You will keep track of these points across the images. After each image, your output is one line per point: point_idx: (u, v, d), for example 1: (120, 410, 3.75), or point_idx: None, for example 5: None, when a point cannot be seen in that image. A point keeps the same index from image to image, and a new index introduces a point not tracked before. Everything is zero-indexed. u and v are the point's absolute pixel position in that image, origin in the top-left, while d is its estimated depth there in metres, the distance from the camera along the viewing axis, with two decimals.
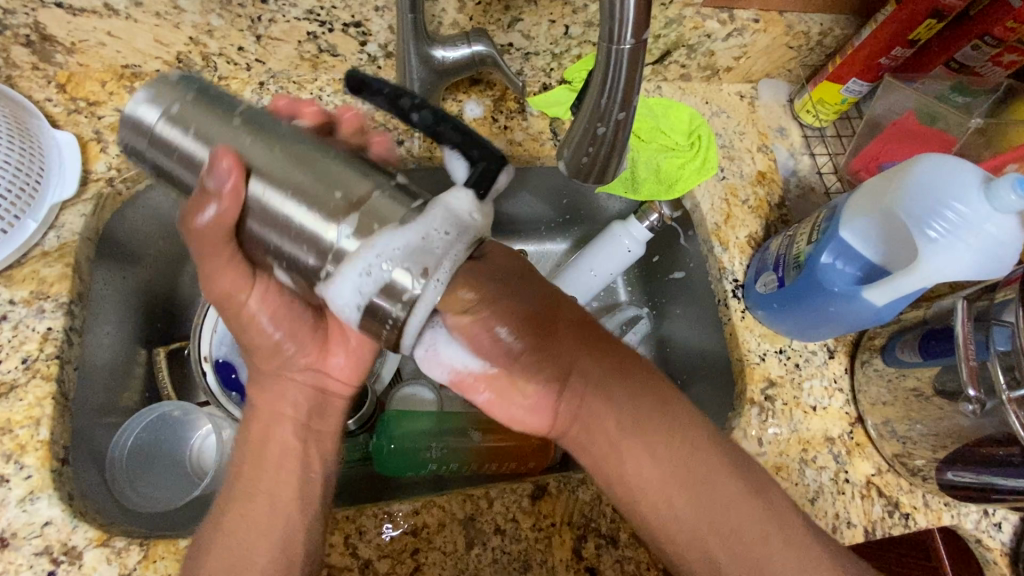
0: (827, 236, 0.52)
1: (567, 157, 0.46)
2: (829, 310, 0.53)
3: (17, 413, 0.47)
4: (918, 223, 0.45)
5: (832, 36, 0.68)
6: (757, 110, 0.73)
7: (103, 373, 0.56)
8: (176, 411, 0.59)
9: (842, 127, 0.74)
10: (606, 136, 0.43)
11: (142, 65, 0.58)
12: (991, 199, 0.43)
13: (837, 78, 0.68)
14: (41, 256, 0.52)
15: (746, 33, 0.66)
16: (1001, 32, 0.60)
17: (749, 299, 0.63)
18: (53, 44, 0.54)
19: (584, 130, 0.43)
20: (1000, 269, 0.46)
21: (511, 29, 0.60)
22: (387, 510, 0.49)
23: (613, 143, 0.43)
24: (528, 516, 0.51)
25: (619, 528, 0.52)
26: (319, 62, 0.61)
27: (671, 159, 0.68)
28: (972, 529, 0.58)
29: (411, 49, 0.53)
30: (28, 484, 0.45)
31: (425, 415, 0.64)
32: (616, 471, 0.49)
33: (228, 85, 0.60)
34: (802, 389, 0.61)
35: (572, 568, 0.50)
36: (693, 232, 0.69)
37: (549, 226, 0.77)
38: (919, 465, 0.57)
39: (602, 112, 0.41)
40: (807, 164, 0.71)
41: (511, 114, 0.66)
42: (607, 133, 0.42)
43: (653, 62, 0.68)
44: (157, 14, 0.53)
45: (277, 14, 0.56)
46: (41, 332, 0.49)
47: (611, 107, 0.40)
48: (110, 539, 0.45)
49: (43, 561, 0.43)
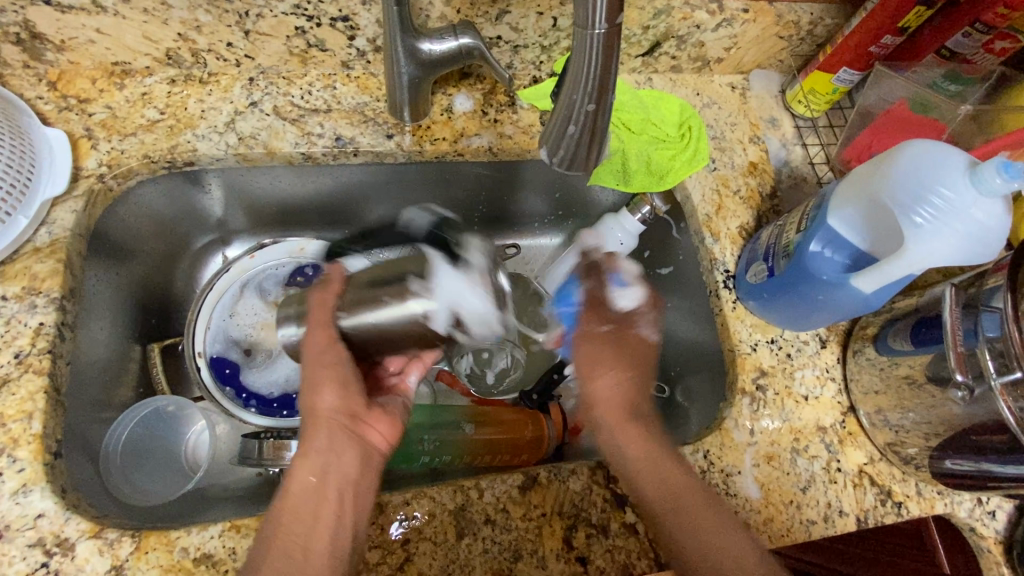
0: (816, 224, 0.52)
1: (544, 153, 0.46)
2: (817, 298, 0.53)
3: (10, 407, 0.47)
4: (904, 208, 0.45)
5: (822, 25, 0.68)
6: (749, 101, 0.73)
7: (98, 369, 0.57)
8: (170, 406, 0.62)
9: (834, 118, 0.73)
10: (579, 134, 0.42)
11: (132, 62, 0.58)
12: (976, 183, 0.43)
13: (828, 68, 0.67)
14: (33, 252, 0.52)
15: (735, 23, 0.66)
16: (992, 19, 0.59)
17: (740, 289, 0.62)
18: (43, 41, 0.54)
19: (557, 127, 0.43)
20: (988, 254, 0.45)
21: (499, 21, 0.60)
22: (378, 500, 0.50)
23: (592, 136, 0.42)
24: (519, 506, 0.51)
25: (609, 518, 0.52)
26: (308, 57, 0.61)
27: (661, 151, 0.68)
28: (966, 518, 0.58)
29: (398, 43, 0.53)
30: (21, 477, 0.46)
31: (416, 408, 0.64)
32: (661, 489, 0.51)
33: (217, 81, 0.61)
34: (794, 378, 0.61)
35: (562, 558, 0.50)
36: (685, 223, 0.69)
37: (542, 222, 0.79)
38: (911, 453, 0.57)
39: (572, 106, 0.40)
40: (799, 155, 0.71)
41: (501, 107, 0.66)
42: (579, 129, 0.42)
43: (643, 54, 0.68)
44: (144, 10, 0.53)
45: (265, 9, 0.55)
46: (33, 328, 0.50)
47: (580, 99, 0.40)
48: (103, 530, 0.45)
49: (36, 552, 0.44)
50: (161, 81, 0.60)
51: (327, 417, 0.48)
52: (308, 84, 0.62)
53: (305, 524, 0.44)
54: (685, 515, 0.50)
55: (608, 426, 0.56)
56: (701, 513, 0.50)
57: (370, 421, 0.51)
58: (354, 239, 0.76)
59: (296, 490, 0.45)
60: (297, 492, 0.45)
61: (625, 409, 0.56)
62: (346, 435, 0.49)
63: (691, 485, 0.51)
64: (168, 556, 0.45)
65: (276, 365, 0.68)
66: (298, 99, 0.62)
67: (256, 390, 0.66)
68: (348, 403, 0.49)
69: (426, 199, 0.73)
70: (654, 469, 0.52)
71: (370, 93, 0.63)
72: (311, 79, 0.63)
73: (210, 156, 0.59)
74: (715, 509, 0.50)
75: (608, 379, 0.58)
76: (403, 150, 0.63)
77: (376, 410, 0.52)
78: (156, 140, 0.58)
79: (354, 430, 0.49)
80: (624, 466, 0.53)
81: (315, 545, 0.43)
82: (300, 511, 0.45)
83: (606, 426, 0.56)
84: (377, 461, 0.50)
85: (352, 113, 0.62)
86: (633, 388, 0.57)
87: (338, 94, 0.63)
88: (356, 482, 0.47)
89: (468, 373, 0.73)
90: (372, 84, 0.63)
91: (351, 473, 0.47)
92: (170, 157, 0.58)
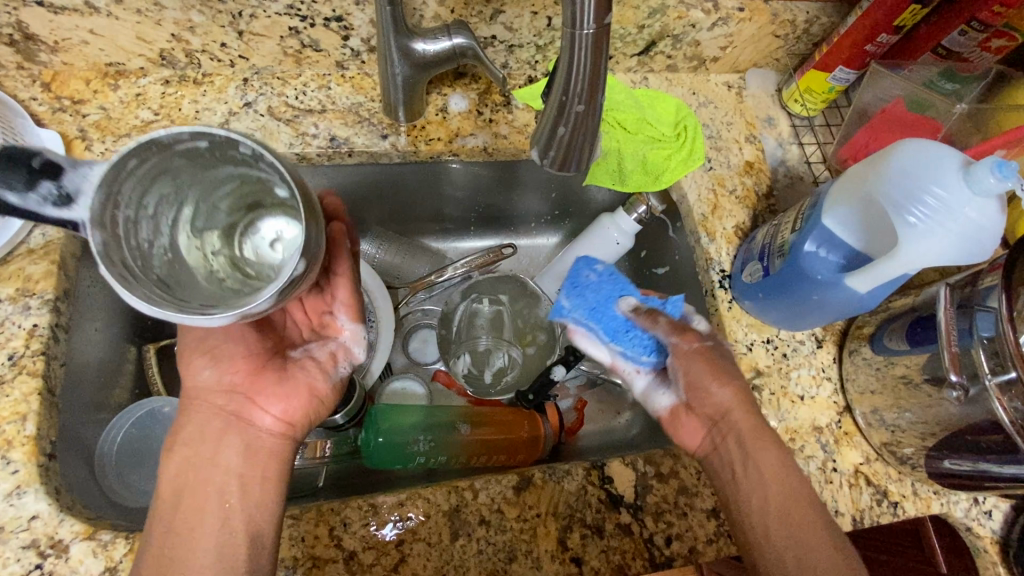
0: (810, 224, 0.51)
1: (536, 153, 0.46)
2: (812, 298, 0.53)
3: (4, 408, 0.47)
4: (898, 208, 0.45)
5: (818, 24, 0.67)
6: (745, 100, 0.73)
7: (93, 370, 0.57)
8: (165, 407, 0.60)
9: (831, 116, 0.73)
10: (569, 135, 0.42)
11: (126, 62, 0.58)
12: (970, 182, 0.43)
13: (824, 66, 0.67)
14: (27, 253, 0.52)
15: (731, 22, 0.65)
16: (988, 17, 0.59)
17: (735, 289, 0.62)
18: (36, 43, 0.54)
19: (547, 128, 0.43)
20: (981, 254, 0.45)
21: (494, 21, 0.59)
22: (372, 501, 0.50)
23: (583, 136, 0.42)
24: (514, 507, 0.51)
25: (605, 518, 0.52)
26: (302, 57, 0.61)
27: (656, 151, 0.68)
28: (962, 517, 0.58)
29: (391, 43, 0.53)
30: (15, 479, 0.46)
31: (413, 408, 0.64)
32: (776, 516, 0.47)
33: (211, 81, 0.61)
34: (790, 378, 0.61)
35: (557, 559, 0.50)
36: (681, 223, 0.69)
37: (538, 221, 0.79)
38: (907, 453, 0.56)
39: (563, 106, 0.40)
40: (795, 154, 0.71)
41: (496, 107, 0.66)
42: (569, 130, 0.42)
43: (638, 53, 0.68)
44: (137, 11, 0.53)
45: (258, 10, 0.55)
46: (27, 329, 0.50)
47: (569, 101, 0.40)
48: (97, 532, 0.45)
49: (30, 553, 0.44)
50: (156, 82, 0.60)
51: (200, 397, 0.47)
52: (302, 84, 0.62)
53: (191, 524, 0.43)
54: (801, 547, 0.45)
55: (737, 444, 0.51)
56: (793, 544, 0.46)
57: (262, 396, 0.48)
58: None
59: (178, 483, 0.44)
60: (172, 487, 0.44)
61: (704, 421, 0.53)
62: (230, 419, 0.47)
63: (815, 503, 0.48)
64: None
65: None
66: (293, 100, 0.62)
67: None
68: (223, 381, 0.47)
69: (422, 199, 0.73)
70: (768, 489, 0.48)
71: (365, 93, 0.63)
72: (306, 79, 0.62)
73: None
74: (833, 531, 0.47)
75: (719, 393, 0.52)
76: (398, 150, 0.62)
77: (267, 377, 0.49)
78: None
79: (233, 414, 0.47)
80: (751, 490, 0.49)
81: (199, 545, 0.42)
82: (182, 510, 0.43)
83: (721, 445, 0.51)
84: (270, 443, 0.47)
85: (347, 113, 0.62)
86: (739, 401, 0.52)
87: (332, 95, 0.63)
88: (241, 475, 0.45)
89: (466, 373, 0.72)
90: (367, 84, 0.63)
91: (235, 462, 0.45)
92: None
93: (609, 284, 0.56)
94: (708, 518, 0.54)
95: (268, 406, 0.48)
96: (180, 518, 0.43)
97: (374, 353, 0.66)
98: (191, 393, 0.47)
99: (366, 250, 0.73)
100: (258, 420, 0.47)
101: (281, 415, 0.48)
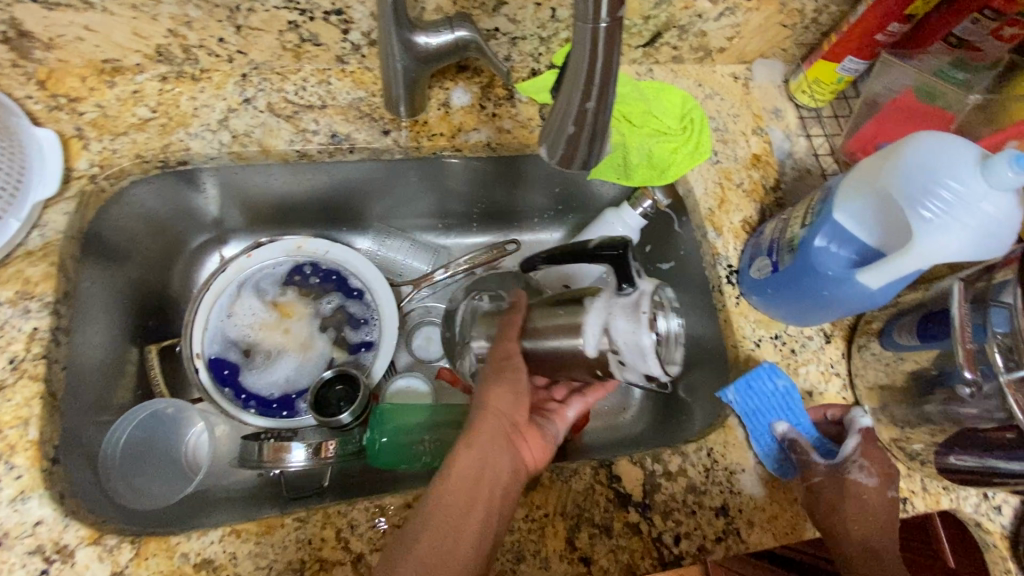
0: (821, 218, 0.51)
1: (542, 153, 0.45)
2: (823, 294, 0.52)
3: (5, 413, 0.47)
4: (912, 201, 0.44)
5: (828, 13, 0.66)
6: (751, 91, 0.72)
7: (95, 372, 0.57)
8: (169, 407, 0.62)
9: (839, 108, 0.72)
10: (577, 135, 0.40)
11: (122, 59, 0.57)
12: (987, 175, 0.42)
13: (833, 57, 0.66)
14: (25, 255, 0.51)
15: (738, 12, 0.64)
16: (1002, 5, 0.57)
17: (744, 285, 0.61)
18: (30, 39, 0.53)
19: (556, 127, 0.41)
20: (997, 250, 0.44)
21: (496, 13, 0.58)
22: (378, 503, 0.49)
23: (590, 138, 0.40)
24: (521, 507, 0.51)
25: (613, 518, 0.52)
26: (301, 52, 0.59)
27: (662, 144, 0.67)
28: (972, 513, 0.58)
29: (393, 36, 0.52)
30: (19, 484, 0.45)
31: (419, 408, 0.65)
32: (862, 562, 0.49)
33: (209, 77, 0.60)
34: (798, 374, 0.60)
35: (566, 559, 0.50)
36: (687, 218, 0.68)
37: (543, 217, 0.78)
38: (917, 450, 0.56)
39: (571, 104, 0.39)
40: (803, 146, 0.70)
41: (499, 101, 0.64)
42: (577, 130, 0.40)
43: (644, 44, 0.67)
44: (132, 6, 0.52)
45: (257, 4, 0.53)
46: (26, 333, 0.49)
47: (579, 98, 0.38)
48: (102, 537, 0.45)
49: (35, 559, 0.44)
50: (152, 79, 0.59)
51: (492, 410, 0.52)
52: (302, 79, 0.61)
53: (448, 528, 0.46)
54: None
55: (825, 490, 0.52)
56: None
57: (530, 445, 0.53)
58: (351, 235, 0.75)
59: (458, 476, 0.48)
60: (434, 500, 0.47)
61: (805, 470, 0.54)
62: (505, 439, 0.51)
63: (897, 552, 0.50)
64: (168, 562, 0.45)
65: (273, 367, 0.67)
66: (292, 95, 0.61)
67: (255, 390, 0.66)
68: (507, 410, 0.53)
69: (421, 194, 0.72)
70: (854, 534, 0.50)
71: (365, 88, 0.62)
72: (306, 75, 0.61)
73: (203, 155, 0.58)
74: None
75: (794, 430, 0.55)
76: (399, 146, 0.62)
77: (532, 430, 0.54)
78: (148, 139, 0.57)
79: (511, 434, 0.52)
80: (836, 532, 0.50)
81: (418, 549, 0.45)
82: (451, 506, 0.47)
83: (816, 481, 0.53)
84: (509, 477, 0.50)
85: (348, 109, 0.61)
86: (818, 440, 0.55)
87: (333, 90, 0.61)
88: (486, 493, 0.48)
89: (472, 371, 0.69)
90: (367, 79, 0.62)
91: (503, 480, 0.49)
92: (163, 156, 0.57)
93: (779, 403, 0.57)
94: (716, 515, 0.53)
95: (530, 447, 0.53)
96: (452, 522, 0.46)
97: (377, 351, 0.69)
98: (486, 407, 0.53)
99: (368, 247, 0.76)
100: (526, 452, 0.52)
101: (539, 455, 0.53)
